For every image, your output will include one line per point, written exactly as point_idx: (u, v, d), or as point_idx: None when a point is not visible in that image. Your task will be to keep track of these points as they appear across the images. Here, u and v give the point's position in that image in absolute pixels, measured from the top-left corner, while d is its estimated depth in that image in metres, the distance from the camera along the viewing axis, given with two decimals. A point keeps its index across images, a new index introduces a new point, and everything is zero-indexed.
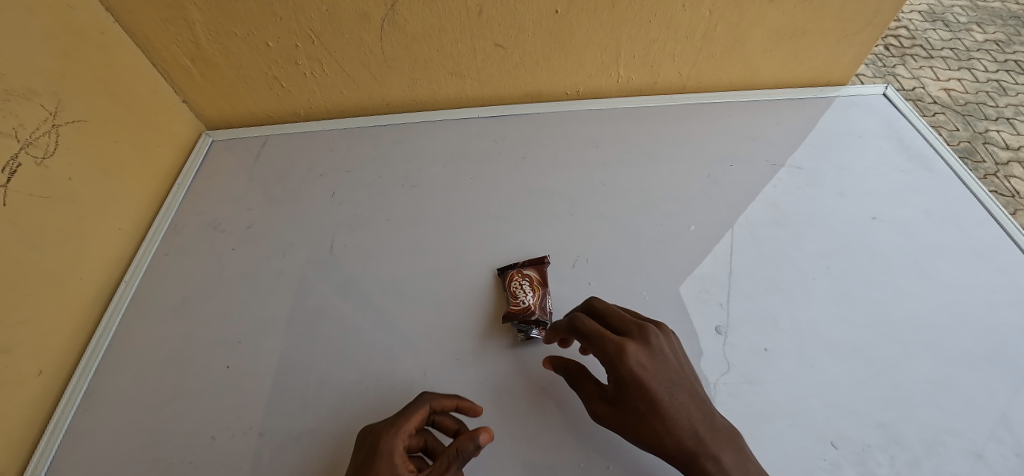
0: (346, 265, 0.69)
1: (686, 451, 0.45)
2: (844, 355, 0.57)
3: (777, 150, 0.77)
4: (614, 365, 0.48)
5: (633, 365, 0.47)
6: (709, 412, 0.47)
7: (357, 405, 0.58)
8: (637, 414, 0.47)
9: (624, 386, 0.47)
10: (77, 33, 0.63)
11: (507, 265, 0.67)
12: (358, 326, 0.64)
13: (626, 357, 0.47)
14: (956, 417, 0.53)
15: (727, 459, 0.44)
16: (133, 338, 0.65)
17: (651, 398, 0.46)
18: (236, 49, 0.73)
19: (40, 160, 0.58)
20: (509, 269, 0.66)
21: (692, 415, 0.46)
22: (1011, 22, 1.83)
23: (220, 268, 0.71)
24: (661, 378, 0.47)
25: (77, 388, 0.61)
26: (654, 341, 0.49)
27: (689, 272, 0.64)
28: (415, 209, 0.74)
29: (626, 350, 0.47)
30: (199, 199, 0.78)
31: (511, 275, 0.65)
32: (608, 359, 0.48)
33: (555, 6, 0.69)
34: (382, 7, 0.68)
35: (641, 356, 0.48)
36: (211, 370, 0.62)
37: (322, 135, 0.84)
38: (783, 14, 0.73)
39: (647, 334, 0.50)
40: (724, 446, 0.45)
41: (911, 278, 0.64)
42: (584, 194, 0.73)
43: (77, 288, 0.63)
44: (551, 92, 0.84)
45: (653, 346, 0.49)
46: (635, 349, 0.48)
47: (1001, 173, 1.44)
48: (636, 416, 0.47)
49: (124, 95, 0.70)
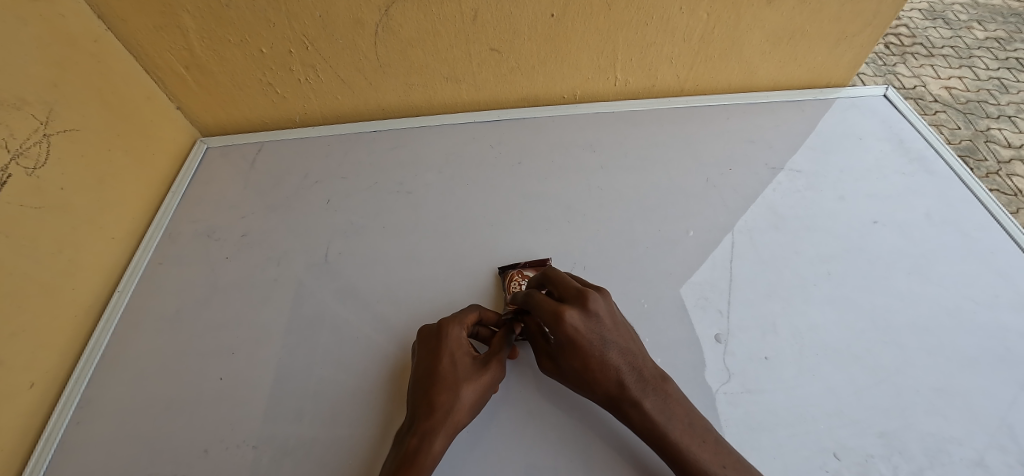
0: (341, 274, 0.69)
1: (613, 395, 0.49)
2: (845, 362, 0.56)
3: (775, 153, 0.76)
4: (552, 328, 0.51)
5: (569, 327, 0.50)
6: (639, 360, 0.51)
7: (352, 415, 0.57)
8: (569, 365, 0.51)
9: (560, 343, 0.51)
10: (69, 41, 0.62)
11: (507, 265, 0.67)
12: (354, 335, 0.63)
13: (563, 321, 0.50)
14: (959, 426, 0.52)
15: (650, 403, 0.48)
16: (127, 348, 0.65)
17: (582, 354, 0.50)
18: (230, 55, 0.73)
19: (31, 171, 0.57)
20: (509, 269, 0.66)
21: (621, 364, 0.50)
22: (1012, 19, 1.82)
23: (215, 277, 0.70)
24: (594, 336, 0.50)
25: (70, 400, 0.60)
26: (593, 304, 0.52)
27: (687, 278, 0.63)
28: (411, 215, 0.74)
29: (562, 315, 0.50)
30: (193, 207, 0.78)
31: (511, 276, 0.65)
32: (546, 323, 0.51)
33: (551, 9, 0.68)
34: (376, 12, 0.67)
35: (577, 319, 0.50)
36: (205, 380, 0.61)
37: (318, 141, 0.83)
38: (782, 16, 0.72)
39: (588, 298, 0.52)
40: (648, 390, 0.49)
41: (912, 282, 0.63)
42: (581, 199, 0.72)
43: (70, 299, 0.62)
44: (548, 95, 0.83)
45: (591, 310, 0.51)
46: (572, 314, 0.50)
47: (1004, 172, 1.43)
48: (572, 368, 0.51)
49: (117, 102, 0.70)
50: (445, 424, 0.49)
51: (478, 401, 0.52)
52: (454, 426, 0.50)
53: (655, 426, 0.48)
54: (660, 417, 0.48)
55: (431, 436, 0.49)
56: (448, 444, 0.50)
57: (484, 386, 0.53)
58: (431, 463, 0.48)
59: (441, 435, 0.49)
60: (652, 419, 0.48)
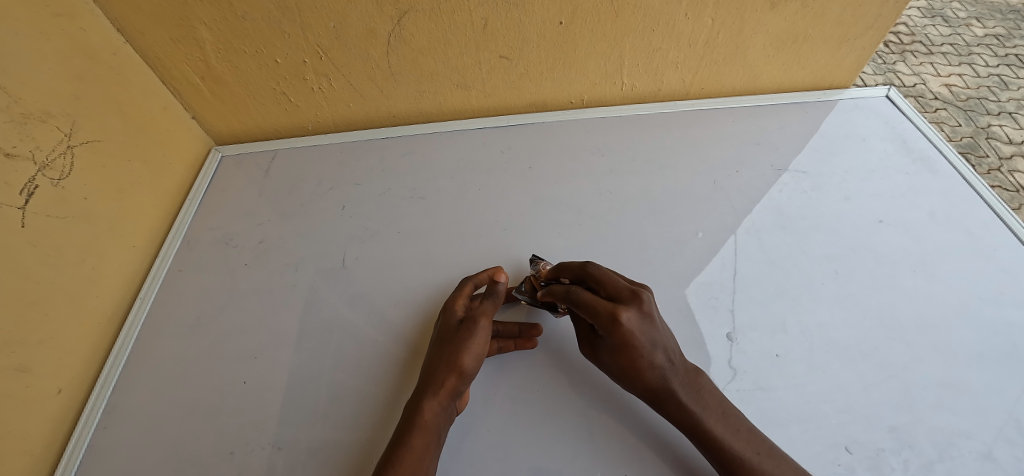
0: (357, 279, 0.70)
1: (653, 388, 0.50)
2: (854, 359, 0.57)
3: (780, 155, 0.78)
4: (608, 329, 0.50)
5: (627, 329, 0.49)
6: (678, 355, 0.52)
7: (372, 416, 0.59)
8: (619, 359, 0.51)
9: (612, 341, 0.50)
10: (89, 55, 0.64)
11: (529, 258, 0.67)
12: (371, 338, 0.65)
13: (620, 323, 0.49)
14: (966, 419, 0.53)
15: (686, 395, 0.50)
16: (149, 354, 0.66)
17: (635, 354, 0.50)
18: (245, 66, 0.74)
19: (57, 182, 0.59)
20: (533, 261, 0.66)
21: (665, 361, 0.50)
22: (1011, 16, 1.83)
23: (233, 283, 0.72)
24: (647, 336, 0.50)
25: (96, 405, 0.62)
26: (646, 305, 0.51)
27: (698, 278, 0.65)
28: (424, 221, 0.75)
29: (619, 317, 0.49)
30: (210, 215, 0.79)
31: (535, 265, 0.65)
32: (603, 324, 0.50)
33: (559, 17, 0.70)
34: (388, 22, 0.69)
35: (634, 320, 0.50)
36: (228, 384, 0.63)
37: (331, 149, 0.85)
38: (785, 20, 0.74)
39: (642, 299, 0.51)
40: (684, 384, 0.50)
41: (917, 279, 0.64)
42: (591, 202, 0.74)
43: (94, 307, 0.64)
44: (555, 101, 0.84)
45: (645, 311, 0.51)
46: (630, 315, 0.49)
47: (1005, 168, 1.44)
48: (620, 364, 0.51)
49: (135, 113, 0.71)
50: (435, 384, 0.53)
51: (462, 355, 0.53)
52: (449, 387, 0.52)
53: (691, 415, 0.49)
54: (697, 408, 0.49)
55: (424, 397, 0.52)
56: (440, 403, 0.52)
57: (473, 347, 0.54)
58: (421, 421, 0.51)
59: (434, 395, 0.52)
60: (689, 410, 0.49)
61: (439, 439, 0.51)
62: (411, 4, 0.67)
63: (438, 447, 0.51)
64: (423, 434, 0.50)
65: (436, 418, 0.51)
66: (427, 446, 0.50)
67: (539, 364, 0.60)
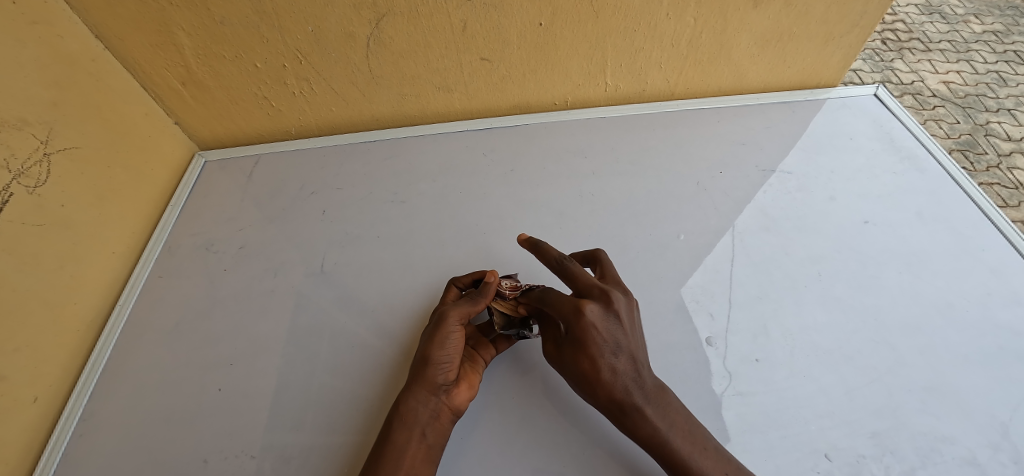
0: (337, 284, 0.70)
1: (615, 398, 0.48)
2: (837, 363, 0.56)
3: (765, 155, 0.77)
4: (571, 322, 0.50)
5: (588, 320, 0.49)
6: (646, 369, 0.50)
7: (349, 423, 0.58)
8: (577, 356, 0.50)
9: (574, 339, 0.50)
10: (68, 62, 0.63)
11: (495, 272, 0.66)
12: (350, 343, 0.64)
13: (583, 315, 0.49)
14: (952, 424, 0.52)
15: (652, 409, 0.48)
16: (128, 361, 0.66)
17: (595, 354, 0.48)
18: (225, 70, 0.74)
19: (32, 189, 0.59)
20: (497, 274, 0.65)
21: (630, 368, 0.49)
22: (1009, 12, 1.82)
23: (213, 289, 0.71)
24: (610, 334, 0.49)
25: (72, 414, 0.61)
26: (615, 303, 0.51)
27: (679, 281, 0.64)
28: (406, 225, 0.74)
29: (583, 309, 0.49)
30: (192, 220, 0.79)
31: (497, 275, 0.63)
32: (566, 317, 0.50)
33: (539, 18, 0.70)
34: (367, 25, 0.69)
35: (597, 313, 0.50)
36: (205, 391, 0.62)
37: (314, 153, 0.84)
38: (768, 19, 0.73)
39: (611, 297, 0.51)
40: (650, 396, 0.49)
41: (903, 280, 0.63)
42: (574, 205, 0.73)
43: (72, 314, 0.64)
44: (540, 103, 0.84)
45: (613, 308, 0.50)
46: (593, 308, 0.50)
47: (1003, 166, 1.43)
48: (580, 369, 0.49)
49: (116, 120, 0.71)
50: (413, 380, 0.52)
51: (431, 347, 0.53)
52: (427, 381, 0.52)
53: (656, 431, 0.47)
54: (663, 424, 0.47)
55: (405, 393, 0.52)
56: (418, 396, 0.51)
57: (445, 338, 0.53)
58: (400, 416, 0.51)
59: (414, 390, 0.52)
60: (653, 424, 0.47)
61: (424, 435, 0.50)
62: (389, 7, 0.66)
63: (423, 443, 0.50)
64: (405, 428, 0.50)
65: (417, 412, 0.51)
66: (408, 440, 0.49)
67: (518, 370, 0.59)
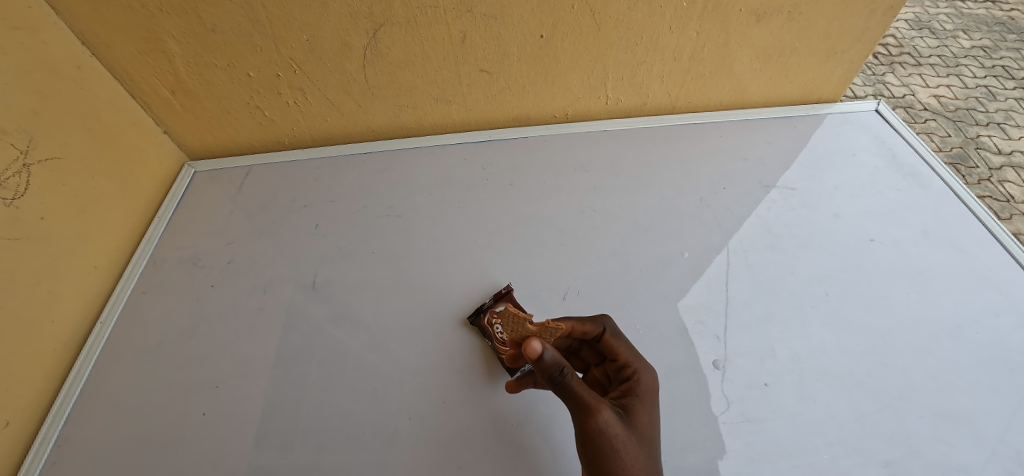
0: (329, 301, 0.67)
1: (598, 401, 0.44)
2: (845, 387, 0.55)
3: (768, 170, 0.76)
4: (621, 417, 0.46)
5: (614, 427, 0.43)
6: (627, 417, 0.45)
7: (340, 450, 0.56)
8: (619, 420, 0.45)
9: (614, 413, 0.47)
10: (50, 70, 0.60)
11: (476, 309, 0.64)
12: (342, 365, 0.61)
13: (601, 417, 0.43)
14: (963, 451, 0.51)
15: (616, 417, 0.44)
16: (107, 383, 0.62)
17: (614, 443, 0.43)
18: (216, 79, 0.71)
19: (9, 201, 0.55)
20: (481, 313, 0.63)
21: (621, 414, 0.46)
22: (996, 28, 1.84)
23: (199, 306, 0.68)
24: (629, 434, 0.44)
25: (46, 439, 0.58)
26: (603, 420, 0.43)
27: (683, 301, 0.62)
28: (401, 240, 0.72)
29: (601, 412, 0.43)
30: (179, 234, 0.76)
31: (486, 319, 0.62)
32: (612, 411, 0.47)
33: (540, 30, 0.68)
34: (364, 35, 0.67)
35: (616, 422, 0.44)
36: (189, 416, 0.59)
37: (307, 164, 0.82)
38: (771, 33, 0.72)
39: (633, 411, 0.46)
40: (634, 431, 0.45)
41: (912, 300, 0.62)
42: (574, 221, 0.71)
43: (48, 333, 0.60)
44: (539, 115, 0.82)
45: (628, 418, 0.45)
46: (610, 415, 0.43)
47: (995, 178, 1.43)
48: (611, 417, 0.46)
49: (100, 129, 0.68)
50: None
51: None
52: None
53: (618, 438, 0.43)
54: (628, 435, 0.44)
55: None
56: None
57: None
58: None
59: None
60: (614, 431, 0.43)
61: None
62: (386, 17, 0.65)
63: None
64: None
65: None
66: None
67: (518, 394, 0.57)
